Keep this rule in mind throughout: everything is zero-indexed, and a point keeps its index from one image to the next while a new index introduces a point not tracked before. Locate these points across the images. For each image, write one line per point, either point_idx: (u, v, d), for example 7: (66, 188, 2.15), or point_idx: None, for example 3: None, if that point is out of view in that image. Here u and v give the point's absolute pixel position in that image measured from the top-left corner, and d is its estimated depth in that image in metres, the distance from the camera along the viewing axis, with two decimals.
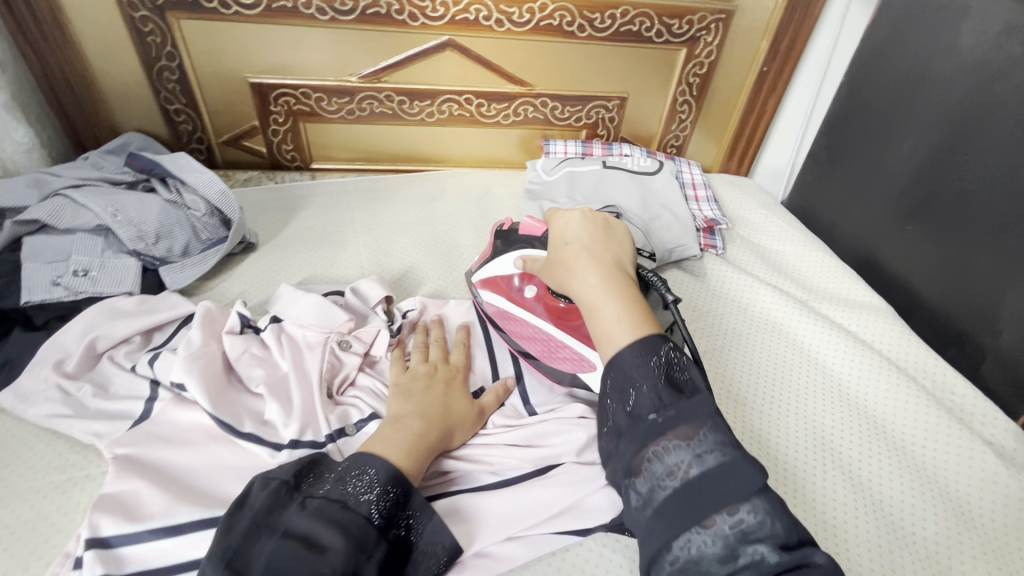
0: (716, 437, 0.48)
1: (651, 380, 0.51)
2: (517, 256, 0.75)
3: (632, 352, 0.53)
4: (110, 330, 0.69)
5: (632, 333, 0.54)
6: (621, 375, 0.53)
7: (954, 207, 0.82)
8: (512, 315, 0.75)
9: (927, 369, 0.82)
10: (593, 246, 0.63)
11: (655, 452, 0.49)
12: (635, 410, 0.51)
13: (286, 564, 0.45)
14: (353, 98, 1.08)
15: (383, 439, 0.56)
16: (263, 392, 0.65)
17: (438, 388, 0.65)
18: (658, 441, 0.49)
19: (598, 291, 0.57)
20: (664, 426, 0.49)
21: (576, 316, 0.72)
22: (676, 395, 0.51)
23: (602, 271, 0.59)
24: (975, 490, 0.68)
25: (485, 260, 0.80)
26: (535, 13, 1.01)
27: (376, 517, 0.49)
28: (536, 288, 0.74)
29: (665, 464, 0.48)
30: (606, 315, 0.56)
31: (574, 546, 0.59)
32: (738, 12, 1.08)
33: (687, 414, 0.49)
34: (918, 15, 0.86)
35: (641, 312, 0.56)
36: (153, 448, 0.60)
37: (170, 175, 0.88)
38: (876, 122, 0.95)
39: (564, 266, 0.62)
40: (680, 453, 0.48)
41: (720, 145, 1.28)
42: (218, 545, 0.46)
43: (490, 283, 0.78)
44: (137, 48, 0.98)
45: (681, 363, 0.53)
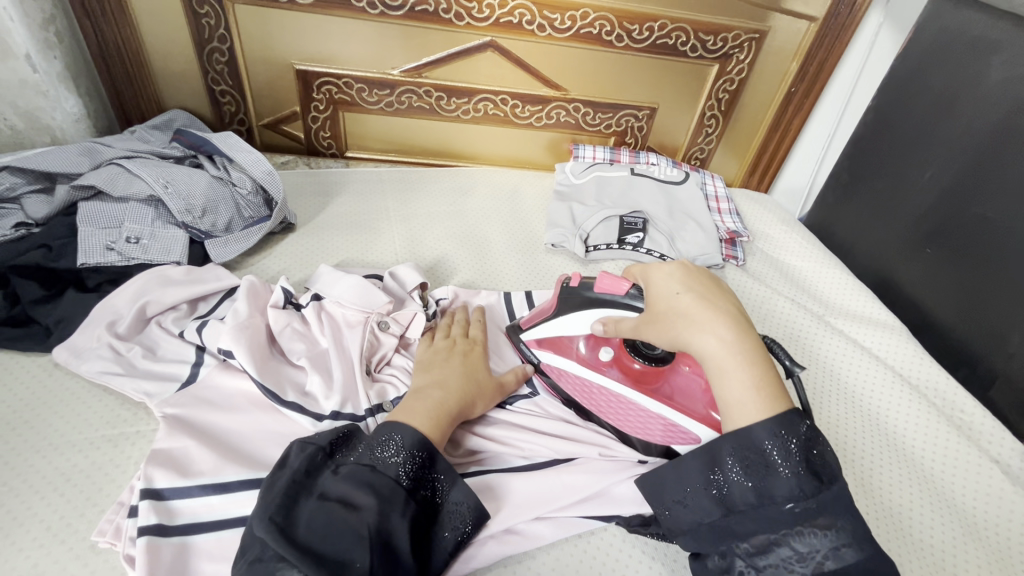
0: (855, 532, 0.47)
1: (788, 465, 0.49)
2: (594, 316, 0.71)
3: (767, 428, 0.50)
4: (160, 296, 0.71)
5: (764, 403, 0.51)
6: (754, 450, 0.50)
7: (973, 234, 0.85)
8: (583, 378, 0.72)
9: (938, 387, 0.85)
10: (708, 296, 0.58)
11: (787, 540, 0.48)
12: (766, 493, 0.49)
13: (326, 525, 0.47)
14: (394, 91, 1.11)
15: (405, 407, 0.58)
16: (306, 365, 0.67)
17: (458, 360, 0.67)
18: (791, 529, 0.48)
19: (725, 350, 0.54)
20: (803, 516, 0.48)
21: (655, 378, 0.70)
22: (817, 485, 0.48)
23: (729, 327, 0.55)
24: (981, 504, 0.71)
25: (538, 316, 0.76)
26: (576, 20, 1.05)
27: (404, 479, 0.51)
28: (611, 351, 0.72)
29: (798, 550, 0.47)
30: (734, 377, 0.53)
31: (599, 530, 0.62)
32: (771, 33, 1.11)
33: (828, 506, 0.48)
34: (949, 48, 0.89)
35: (768, 374, 0.53)
36: (198, 410, 0.62)
37: (218, 152, 0.90)
38: (901, 148, 0.98)
39: (680, 318, 0.57)
40: (815, 541, 0.47)
41: (742, 162, 1.32)
42: (259, 505, 0.48)
43: (551, 344, 0.74)
44: (190, 29, 1.01)
45: (815, 445, 0.50)
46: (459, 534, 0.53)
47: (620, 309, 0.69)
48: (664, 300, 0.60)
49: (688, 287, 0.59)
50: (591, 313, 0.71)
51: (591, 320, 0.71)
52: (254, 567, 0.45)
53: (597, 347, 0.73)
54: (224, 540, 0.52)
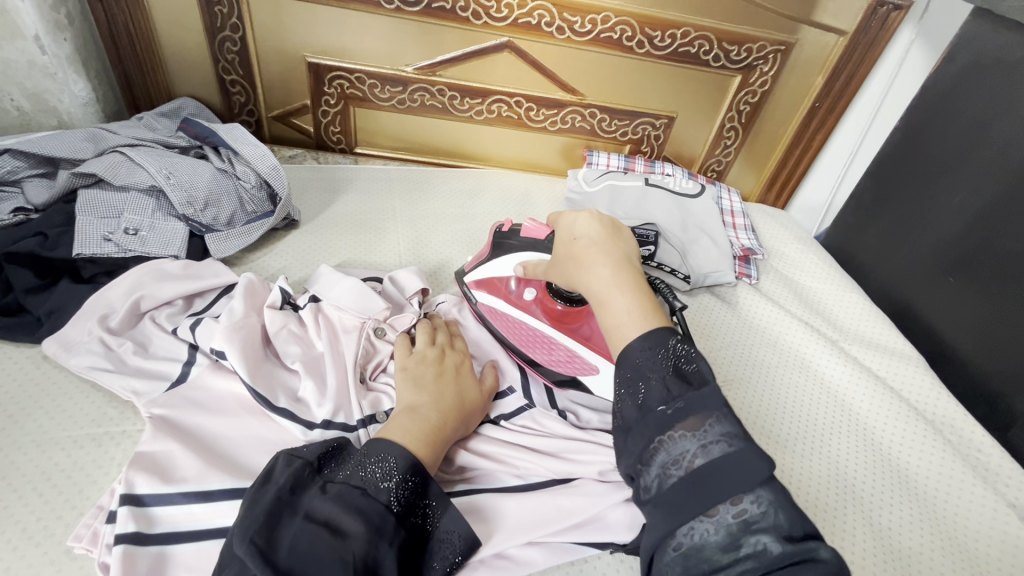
0: (728, 427, 0.44)
1: (659, 371, 0.47)
2: (517, 260, 0.76)
3: (641, 342, 0.48)
4: (155, 291, 0.69)
5: (641, 328, 0.50)
6: (630, 367, 0.48)
7: (1002, 267, 0.82)
8: (509, 316, 0.78)
9: (954, 423, 0.81)
10: (601, 235, 0.57)
11: (661, 446, 0.44)
12: (643, 403, 0.47)
13: (309, 549, 0.44)
14: (406, 89, 1.09)
15: (400, 425, 0.56)
16: (300, 369, 0.65)
17: (449, 374, 0.65)
18: (663, 434, 0.45)
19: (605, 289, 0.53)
20: (673, 417, 0.45)
21: (574, 319, 0.76)
22: (685, 386, 0.46)
23: (614, 263, 0.54)
24: (994, 551, 0.68)
25: (479, 261, 0.82)
26: (597, 24, 1.02)
27: (394, 505, 0.49)
28: (534, 291, 0.78)
29: (671, 454, 0.44)
30: (617, 307, 0.51)
31: (592, 558, 0.59)
32: (798, 46, 1.08)
33: (698, 405, 0.45)
34: (986, 70, 0.85)
35: (654, 307, 0.52)
36: (187, 412, 0.60)
37: (223, 144, 0.89)
38: (928, 171, 0.95)
39: (572, 260, 0.57)
40: (685, 444, 0.44)
41: (760, 177, 1.28)
42: (241, 523, 0.45)
43: (485, 284, 0.81)
44: (203, 16, 0.99)
45: (689, 353, 0.48)
46: (446, 564, 0.52)
47: (537, 254, 0.73)
48: (563, 241, 0.60)
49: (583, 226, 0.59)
50: (515, 258, 0.76)
51: (514, 263, 0.76)
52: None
53: (523, 287, 0.78)
54: (203, 551, 0.51)
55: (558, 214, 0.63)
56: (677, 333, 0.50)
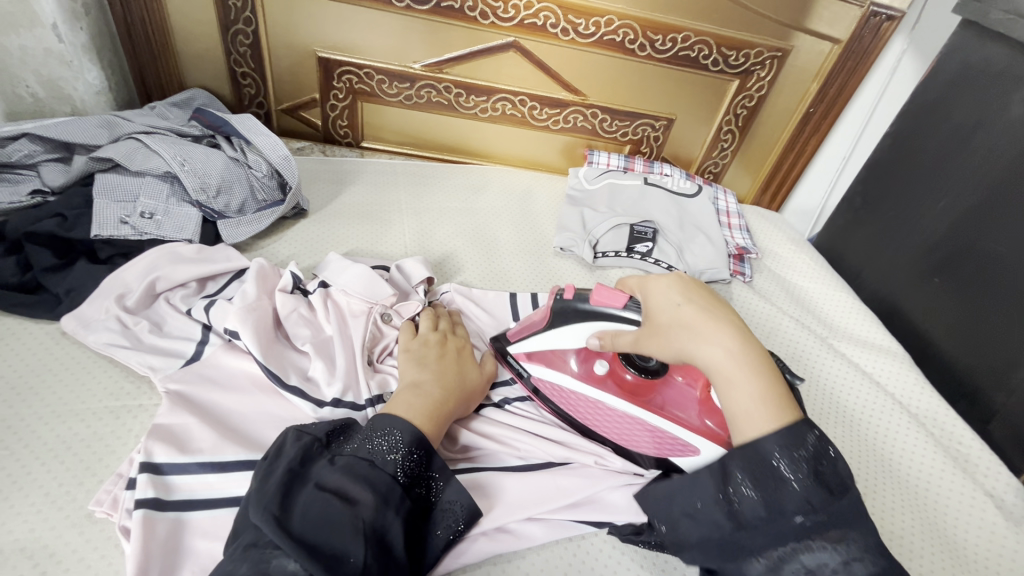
0: (863, 543, 0.47)
1: (798, 476, 0.49)
2: (587, 330, 0.68)
3: (775, 439, 0.50)
4: (170, 272, 0.72)
5: (775, 420, 0.51)
6: (764, 462, 0.50)
7: (982, 268, 0.85)
8: (579, 394, 0.70)
9: (937, 417, 0.85)
10: (709, 304, 0.57)
11: (797, 554, 0.48)
12: (778, 507, 0.49)
13: (320, 515, 0.47)
14: (413, 85, 1.12)
15: (403, 400, 0.59)
16: (310, 350, 0.68)
17: (451, 356, 0.67)
18: (801, 543, 0.48)
19: (731, 366, 0.52)
20: (813, 528, 0.47)
21: (651, 392, 0.69)
22: (827, 496, 0.48)
23: (733, 334, 0.54)
24: (972, 536, 0.71)
25: (527, 331, 0.73)
26: (600, 27, 1.05)
27: (400, 476, 0.52)
28: (605, 363, 0.71)
29: (808, 562, 0.47)
30: (745, 392, 0.52)
31: (590, 535, 0.62)
32: (795, 52, 1.11)
33: (837, 517, 0.48)
34: (972, 80, 0.89)
35: (777, 389, 0.52)
36: (201, 388, 0.62)
37: (235, 134, 0.91)
38: (916, 176, 0.98)
39: (682, 329, 0.56)
40: (824, 555, 0.47)
41: (756, 179, 1.32)
42: (255, 493, 0.48)
43: (542, 358, 0.72)
44: (217, 9, 1.01)
45: (828, 457, 0.50)
46: (450, 533, 0.54)
47: (616, 324, 0.66)
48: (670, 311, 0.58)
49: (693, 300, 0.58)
50: (586, 328, 0.68)
51: (586, 332, 0.68)
52: (249, 552, 0.45)
53: (590, 361, 0.71)
54: (219, 518, 0.53)
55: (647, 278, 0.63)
56: (816, 430, 0.51)
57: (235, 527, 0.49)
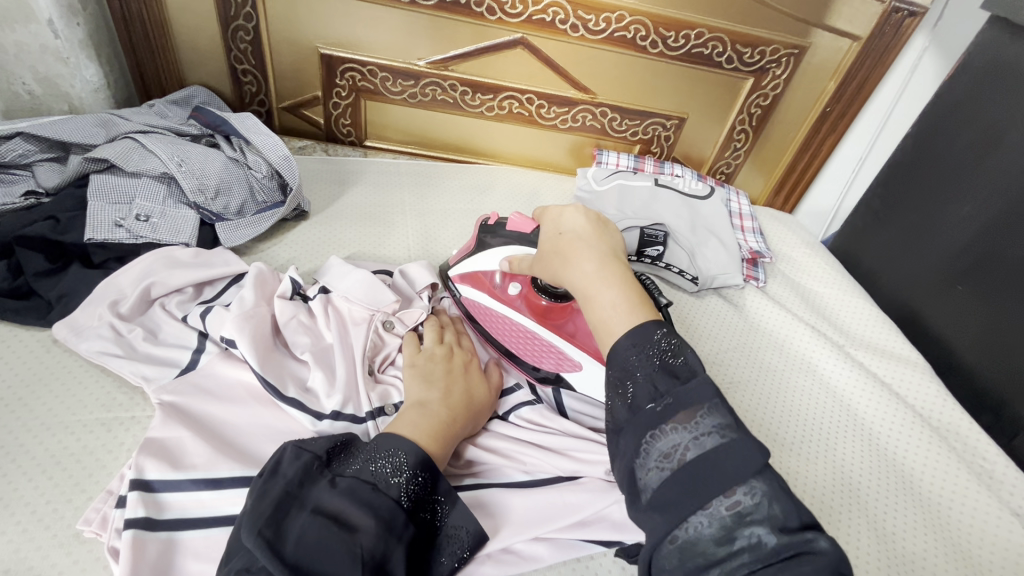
0: (717, 420, 0.45)
1: (646, 367, 0.48)
2: (503, 255, 0.77)
3: (627, 340, 0.50)
4: (166, 277, 0.69)
5: (628, 321, 0.51)
6: (618, 365, 0.49)
7: (1009, 276, 0.82)
8: (493, 311, 0.78)
9: (960, 431, 0.81)
10: (591, 232, 0.60)
11: (652, 443, 0.45)
12: (633, 402, 0.48)
13: (318, 543, 0.44)
14: (418, 82, 1.09)
15: (409, 420, 0.56)
16: (309, 360, 0.65)
17: (458, 371, 0.65)
18: (655, 430, 0.46)
19: (592, 280, 0.55)
20: (664, 414, 0.46)
21: (559, 315, 0.76)
22: (673, 383, 0.47)
23: (598, 256, 0.57)
24: (998, 558, 0.68)
25: (464, 255, 0.82)
26: (611, 23, 1.01)
27: (404, 501, 0.50)
28: (519, 286, 0.78)
29: (662, 447, 0.45)
30: (602, 300, 0.53)
31: (599, 556, 0.59)
32: (811, 50, 1.07)
33: (686, 399, 0.46)
34: (1002, 79, 0.85)
35: (640, 299, 0.53)
36: (197, 400, 0.60)
37: (235, 133, 0.89)
38: (939, 179, 0.94)
39: (558, 254, 0.60)
40: (677, 436, 0.45)
41: (768, 181, 1.28)
42: (250, 515, 0.45)
43: (470, 279, 0.81)
44: (217, 4, 0.99)
45: (675, 347, 0.49)
46: (454, 559, 0.52)
47: (522, 249, 0.75)
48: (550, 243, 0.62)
49: (571, 228, 0.61)
50: (500, 252, 0.77)
51: (499, 258, 0.77)
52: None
53: (508, 281, 0.79)
54: (212, 538, 0.51)
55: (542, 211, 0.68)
56: (663, 327, 0.50)
57: (228, 548, 0.47)
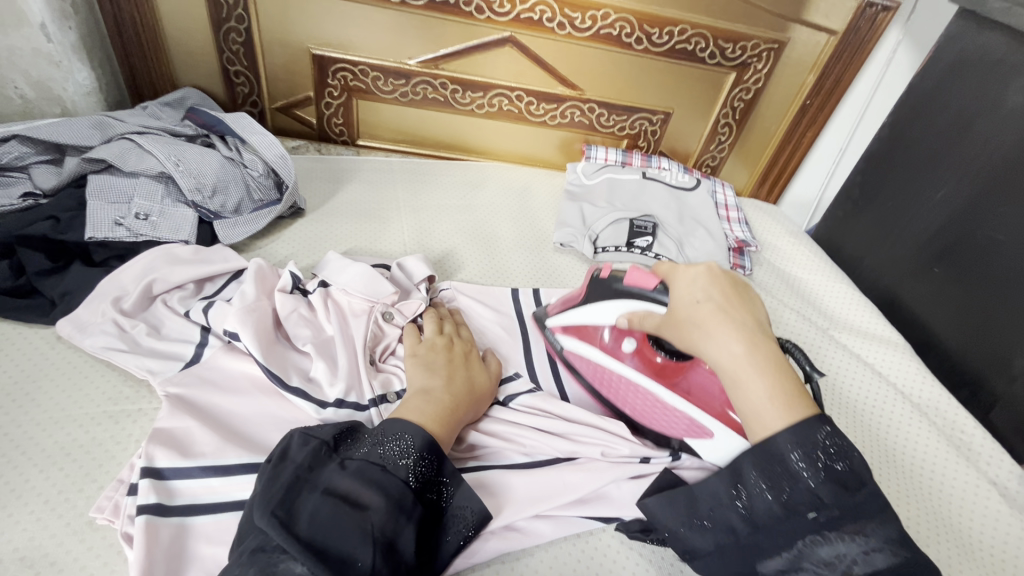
0: (887, 535, 0.47)
1: (813, 474, 0.48)
2: (620, 310, 0.70)
3: (787, 437, 0.49)
4: (168, 274, 0.71)
5: (786, 418, 0.50)
6: (775, 461, 0.50)
7: (982, 257, 0.85)
8: (602, 366, 0.74)
9: (939, 406, 0.85)
10: (728, 301, 0.57)
11: (814, 547, 0.48)
12: (787, 502, 0.49)
13: (331, 521, 0.46)
14: (409, 81, 1.11)
15: (414, 406, 0.58)
16: (311, 351, 0.67)
17: (459, 360, 0.67)
18: (817, 536, 0.48)
19: (743, 363, 0.53)
20: (829, 524, 0.48)
21: (676, 373, 0.70)
22: (843, 492, 0.48)
23: (746, 337, 0.54)
24: (976, 524, 0.71)
25: (568, 304, 0.79)
26: (597, 20, 1.04)
27: (412, 481, 0.51)
28: (632, 342, 0.73)
29: (827, 554, 0.47)
30: (755, 390, 0.52)
31: (598, 531, 0.61)
32: (791, 44, 1.11)
33: (854, 512, 0.48)
34: (971, 70, 0.89)
35: (792, 389, 0.52)
36: (203, 392, 0.62)
37: (230, 133, 0.90)
38: (914, 167, 0.98)
39: (696, 326, 0.57)
40: (845, 546, 0.47)
41: (752, 173, 1.32)
42: (263, 496, 0.47)
43: (576, 331, 0.77)
44: (208, 6, 1.00)
45: (842, 451, 0.49)
46: (460, 538, 0.54)
47: (645, 304, 0.68)
48: (685, 311, 0.58)
49: (710, 298, 0.58)
50: (618, 306, 0.70)
51: (616, 312, 0.71)
52: (256, 556, 0.44)
53: (618, 337, 0.74)
54: (223, 522, 0.52)
55: (673, 265, 0.64)
56: (828, 425, 0.49)
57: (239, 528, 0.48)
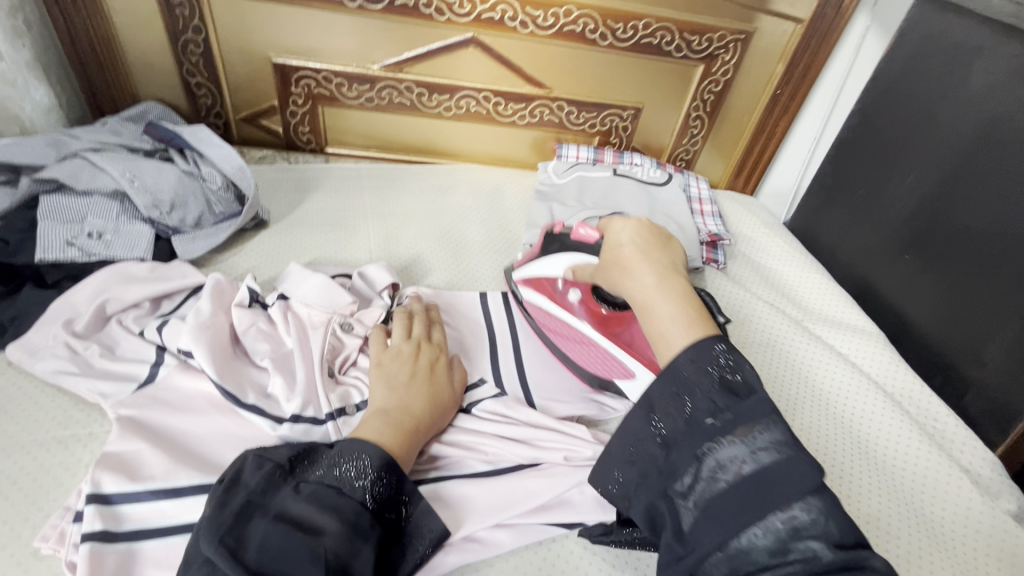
0: (777, 435, 0.45)
1: (706, 382, 0.48)
2: (567, 262, 0.78)
3: (687, 354, 0.50)
4: (121, 293, 0.70)
5: (689, 336, 0.52)
6: (677, 380, 0.49)
7: (951, 244, 0.84)
8: (553, 314, 0.80)
9: (913, 396, 0.84)
10: (649, 245, 0.63)
11: (711, 452, 0.46)
12: (690, 415, 0.48)
13: (282, 546, 0.45)
14: (373, 86, 1.09)
15: (372, 427, 0.57)
16: (268, 366, 0.66)
17: (422, 374, 0.65)
18: (712, 442, 0.46)
19: (653, 291, 0.57)
20: (724, 428, 0.46)
21: (619, 324, 0.75)
22: (733, 398, 0.47)
23: (657, 271, 0.59)
24: (949, 514, 0.70)
25: (531, 259, 0.84)
26: (559, 17, 1.03)
27: (370, 502, 0.50)
28: (579, 293, 0.78)
29: (718, 459, 0.45)
30: (661, 315, 0.55)
31: (561, 538, 0.60)
32: (757, 34, 1.10)
33: (746, 415, 0.46)
34: (934, 54, 0.88)
35: (698, 316, 0.54)
36: (157, 413, 0.61)
37: (188, 146, 0.89)
38: (885, 153, 0.97)
39: (618, 265, 0.62)
40: (735, 449, 0.45)
41: (728, 164, 1.30)
42: (211, 526, 0.46)
43: (534, 282, 0.83)
44: (164, 18, 0.99)
45: (733, 362, 0.49)
46: (419, 555, 0.53)
47: (585, 256, 0.75)
48: (612, 252, 0.64)
49: (633, 240, 0.63)
50: (563, 259, 0.78)
51: (564, 265, 0.78)
52: None
53: (568, 287, 0.79)
54: (172, 546, 0.51)
55: (606, 218, 0.69)
56: (723, 342, 0.50)
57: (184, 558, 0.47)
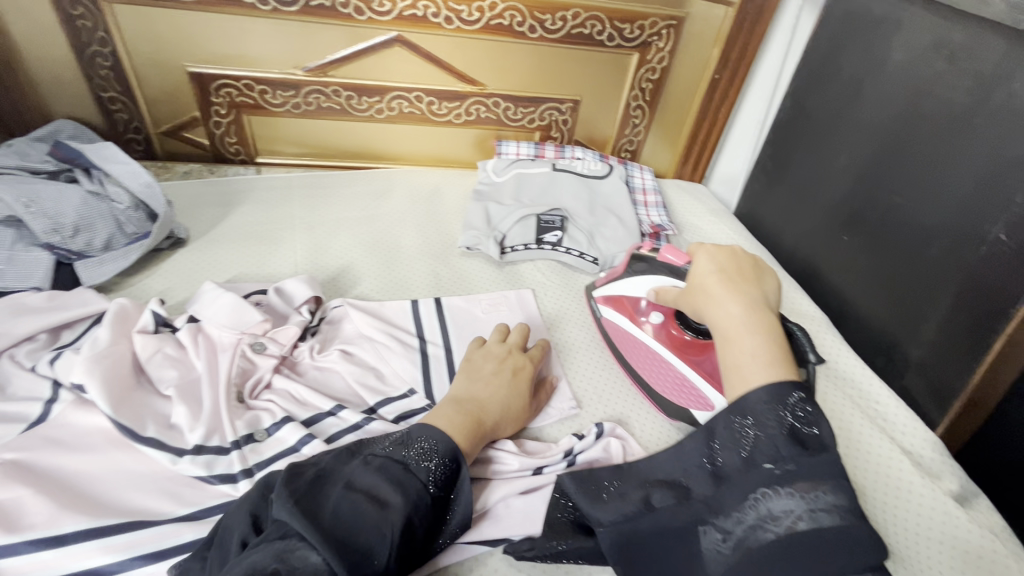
0: (840, 502, 0.46)
1: (774, 426, 0.48)
2: (652, 284, 0.75)
3: (760, 392, 0.49)
4: (10, 328, 0.65)
5: (765, 374, 0.50)
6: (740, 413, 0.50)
7: (886, 220, 0.83)
8: (629, 333, 0.79)
9: (854, 378, 0.83)
10: (736, 276, 0.59)
11: (764, 500, 0.47)
12: (749, 455, 0.49)
13: (352, 516, 0.45)
14: (299, 92, 1.05)
15: (444, 414, 0.58)
16: (172, 395, 0.62)
17: (506, 373, 0.66)
18: (770, 489, 0.47)
19: (738, 323, 0.55)
20: (782, 477, 0.47)
21: (699, 351, 0.72)
22: (799, 450, 0.48)
23: (746, 302, 0.56)
24: (888, 495, 0.68)
25: (612, 277, 0.83)
26: (484, 11, 1.00)
27: (432, 485, 0.50)
28: (661, 315, 0.76)
29: (773, 508, 0.46)
30: (742, 347, 0.53)
31: (485, 556, 0.57)
32: (689, 19, 1.08)
33: (808, 469, 0.47)
34: (856, 30, 0.87)
35: (779, 354, 0.52)
36: (46, 454, 0.56)
37: (94, 165, 0.85)
38: (818, 133, 0.96)
39: (701, 291, 0.60)
40: (792, 502, 0.46)
41: (674, 152, 1.28)
42: (285, 486, 0.46)
43: (615, 302, 0.81)
44: (66, 32, 0.94)
45: (808, 415, 0.49)
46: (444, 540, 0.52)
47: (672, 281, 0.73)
48: (695, 278, 0.61)
49: (720, 268, 0.60)
50: (648, 282, 0.76)
51: (647, 288, 0.76)
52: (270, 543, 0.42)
53: (650, 309, 0.77)
54: None
55: (697, 243, 0.65)
56: (800, 391, 0.50)
57: (238, 519, 0.47)
